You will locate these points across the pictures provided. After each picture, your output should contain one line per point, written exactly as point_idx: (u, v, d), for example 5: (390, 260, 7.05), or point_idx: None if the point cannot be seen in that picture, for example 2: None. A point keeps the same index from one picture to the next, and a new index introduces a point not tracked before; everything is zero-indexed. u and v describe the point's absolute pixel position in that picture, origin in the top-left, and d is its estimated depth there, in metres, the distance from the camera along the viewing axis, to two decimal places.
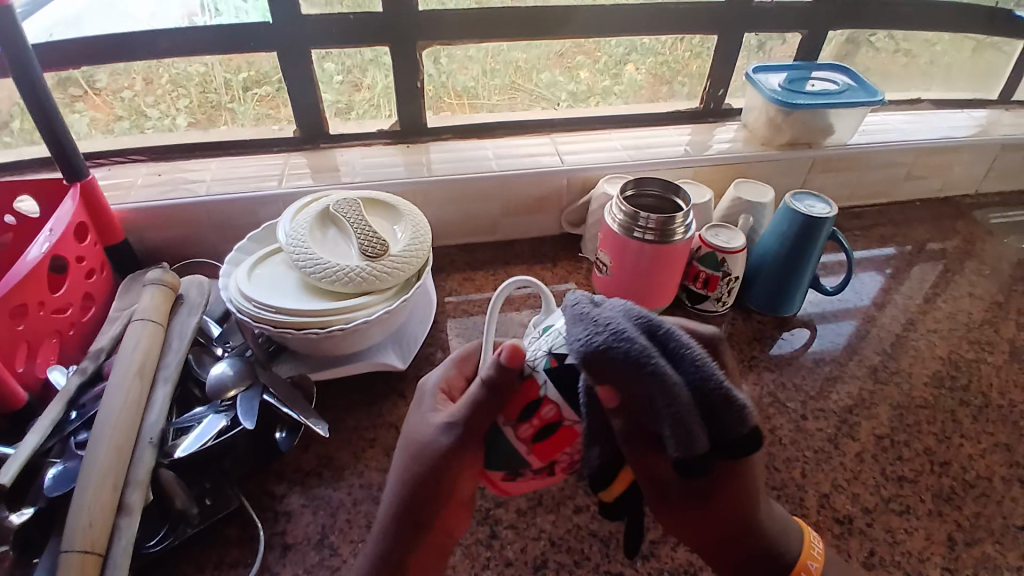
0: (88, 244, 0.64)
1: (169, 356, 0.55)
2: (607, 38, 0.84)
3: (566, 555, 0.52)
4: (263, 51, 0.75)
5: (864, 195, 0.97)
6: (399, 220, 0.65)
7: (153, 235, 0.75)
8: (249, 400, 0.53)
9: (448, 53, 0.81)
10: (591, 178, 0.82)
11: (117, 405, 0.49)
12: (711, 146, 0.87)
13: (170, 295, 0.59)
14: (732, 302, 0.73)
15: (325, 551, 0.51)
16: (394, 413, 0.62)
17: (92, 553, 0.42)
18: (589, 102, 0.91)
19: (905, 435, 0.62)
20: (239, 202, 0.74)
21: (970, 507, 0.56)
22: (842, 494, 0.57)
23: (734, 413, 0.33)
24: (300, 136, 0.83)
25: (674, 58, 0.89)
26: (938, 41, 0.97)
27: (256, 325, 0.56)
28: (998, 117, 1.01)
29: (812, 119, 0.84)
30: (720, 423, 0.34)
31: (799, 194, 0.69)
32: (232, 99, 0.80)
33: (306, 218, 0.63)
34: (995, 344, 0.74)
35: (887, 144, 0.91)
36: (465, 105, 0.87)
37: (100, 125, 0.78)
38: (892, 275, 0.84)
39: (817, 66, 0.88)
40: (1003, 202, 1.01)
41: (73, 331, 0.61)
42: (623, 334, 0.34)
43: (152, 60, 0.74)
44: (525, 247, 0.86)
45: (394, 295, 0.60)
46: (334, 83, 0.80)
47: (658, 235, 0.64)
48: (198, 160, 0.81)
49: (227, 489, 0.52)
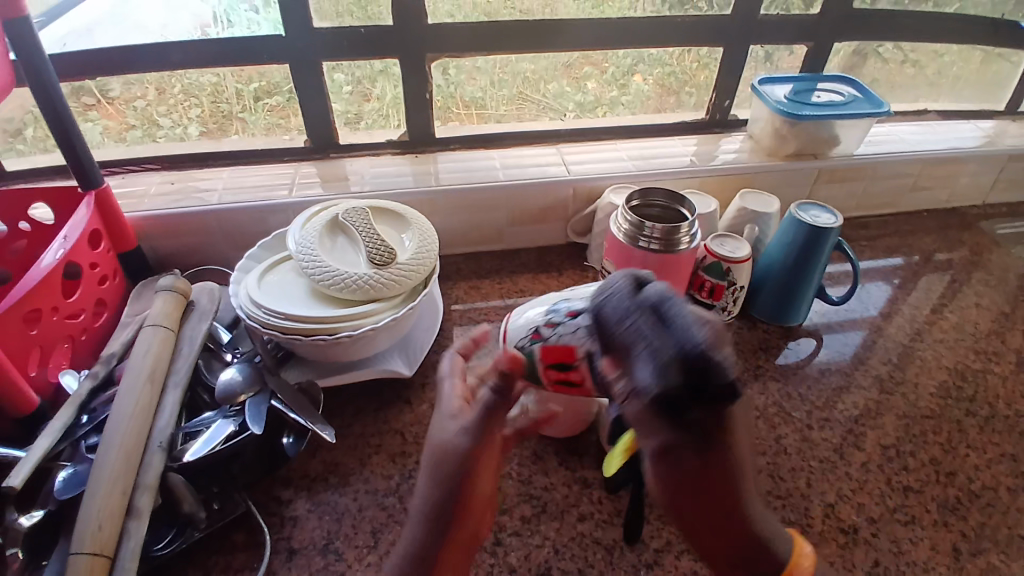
0: (101, 251, 0.65)
1: (179, 361, 0.56)
2: (614, 49, 0.85)
3: (570, 562, 0.52)
4: (274, 62, 0.77)
5: (870, 206, 0.97)
6: (407, 228, 0.66)
7: (164, 243, 0.76)
8: (256, 405, 0.54)
9: (456, 64, 0.82)
10: (596, 188, 0.83)
11: (127, 409, 0.50)
12: (717, 156, 0.88)
13: (181, 301, 0.60)
14: (737, 311, 0.74)
15: (330, 556, 0.51)
16: (400, 420, 0.62)
17: (100, 556, 0.43)
18: (596, 113, 0.92)
19: (910, 445, 0.62)
20: (249, 210, 0.75)
21: (976, 518, 0.56)
22: (847, 504, 0.56)
23: (717, 378, 0.31)
24: (310, 145, 0.84)
25: (681, 69, 0.90)
26: (946, 52, 0.97)
27: (264, 331, 0.57)
28: (1005, 128, 1.01)
29: (817, 129, 0.85)
30: (700, 384, 0.31)
31: (804, 204, 0.69)
32: (243, 109, 0.81)
33: (314, 226, 0.64)
34: (1002, 355, 0.74)
35: (894, 155, 0.91)
36: (472, 115, 0.88)
37: (113, 134, 0.80)
38: (899, 286, 0.84)
39: (823, 78, 0.89)
40: (1011, 212, 1.01)
41: (85, 336, 0.62)
42: (641, 302, 0.34)
43: (165, 71, 0.75)
44: (531, 256, 0.86)
45: (401, 302, 0.60)
46: (343, 93, 0.82)
47: (663, 244, 0.64)
48: (209, 169, 0.82)
49: (234, 494, 0.53)
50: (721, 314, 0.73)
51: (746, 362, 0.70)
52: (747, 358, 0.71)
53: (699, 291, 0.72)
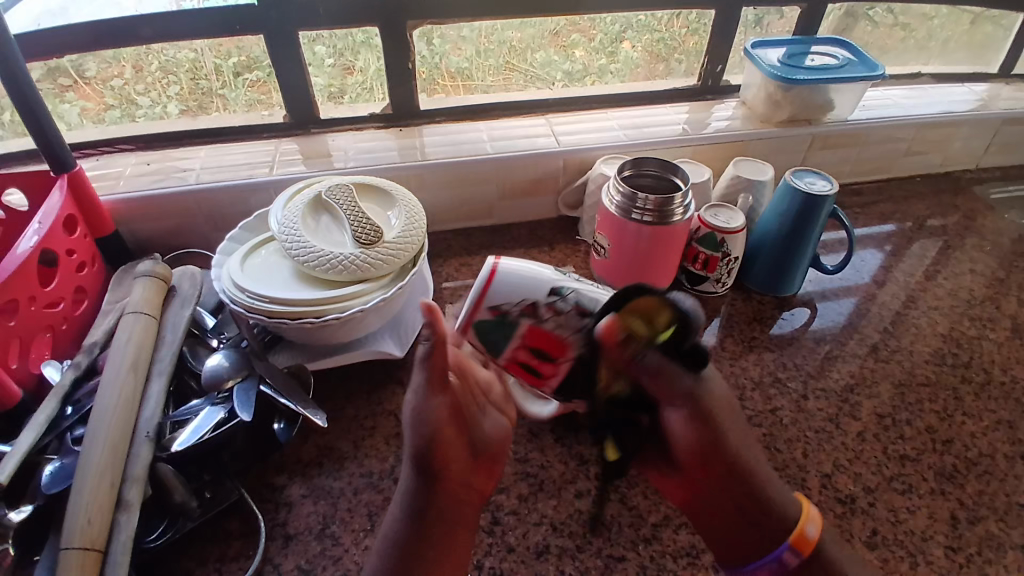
0: (77, 237, 0.63)
1: (162, 350, 0.54)
2: (604, 15, 0.82)
3: (568, 539, 0.51)
4: (249, 36, 0.74)
5: (865, 172, 0.96)
6: (393, 206, 0.64)
7: (143, 226, 0.74)
8: (245, 392, 0.53)
9: (441, 34, 0.79)
10: (587, 161, 0.81)
11: (111, 401, 0.48)
12: (708, 124, 0.86)
13: (161, 287, 0.58)
14: (731, 282, 0.73)
15: (326, 541, 0.51)
16: (393, 401, 0.61)
17: (92, 550, 0.42)
18: (585, 82, 0.89)
19: (906, 414, 0.62)
20: (229, 191, 0.73)
21: (973, 485, 0.56)
22: (844, 474, 0.56)
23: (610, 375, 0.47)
24: (289, 122, 0.81)
25: (670, 35, 0.88)
26: (935, 15, 0.95)
27: (250, 315, 0.56)
28: (999, 90, 1.00)
29: (811, 96, 0.83)
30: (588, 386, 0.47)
31: (799, 171, 0.68)
32: (223, 85, 0.78)
33: (297, 205, 0.62)
34: (997, 321, 0.74)
35: (888, 119, 0.90)
36: (458, 86, 0.85)
37: (92, 115, 0.77)
38: (892, 252, 0.84)
39: (816, 41, 0.86)
40: (1004, 176, 1.00)
41: (66, 325, 0.60)
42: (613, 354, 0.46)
43: (141, 47, 0.72)
44: (521, 231, 0.85)
45: (389, 282, 0.59)
46: (325, 66, 0.79)
47: (656, 216, 0.63)
48: (187, 149, 0.79)
49: (226, 482, 0.52)
50: (715, 286, 0.72)
51: (741, 333, 0.70)
52: (742, 330, 0.70)
53: (694, 263, 0.71)
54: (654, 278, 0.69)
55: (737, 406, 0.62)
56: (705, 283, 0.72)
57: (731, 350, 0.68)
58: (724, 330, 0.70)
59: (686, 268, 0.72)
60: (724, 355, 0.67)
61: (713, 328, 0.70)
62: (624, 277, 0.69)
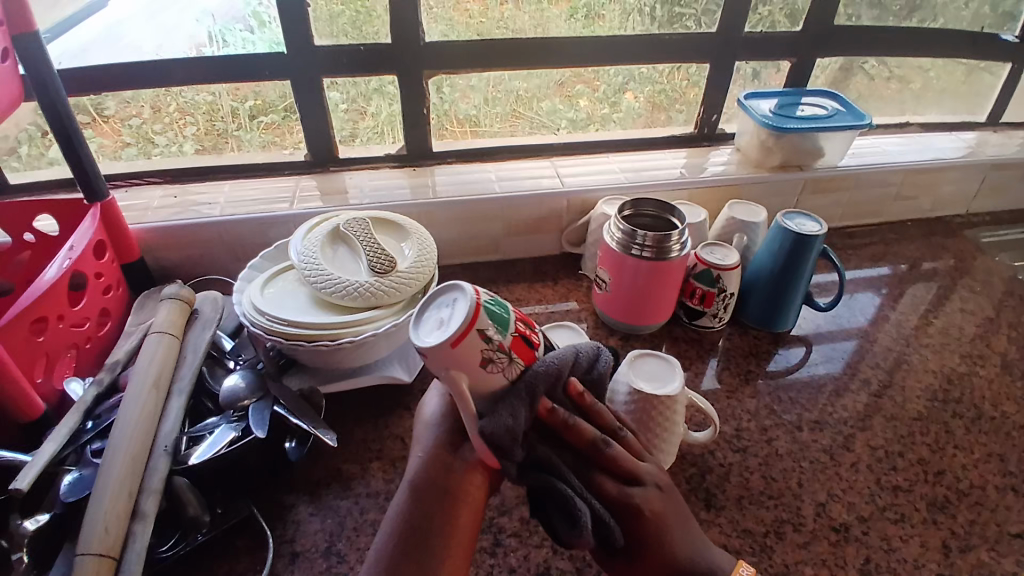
0: (105, 262, 0.67)
1: (183, 369, 0.57)
2: (606, 67, 0.88)
3: (569, 561, 0.53)
4: (273, 80, 0.79)
5: (857, 216, 1.00)
6: (406, 238, 0.67)
7: (166, 255, 0.77)
8: (260, 411, 0.55)
9: (451, 82, 0.85)
10: (589, 200, 0.85)
11: (132, 415, 0.51)
12: (705, 169, 0.91)
13: (185, 310, 0.61)
14: (727, 318, 0.76)
15: (332, 558, 0.52)
16: (400, 425, 0.63)
17: (108, 557, 0.44)
18: (589, 129, 0.95)
19: (898, 446, 0.64)
20: (250, 223, 0.77)
21: (965, 515, 0.57)
22: (837, 503, 0.58)
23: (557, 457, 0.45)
24: (308, 160, 0.86)
25: (671, 86, 0.93)
26: (931, 67, 1.01)
27: (267, 338, 0.58)
28: (987, 139, 1.05)
29: (800, 143, 0.88)
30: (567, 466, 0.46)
31: (789, 213, 0.72)
32: (239, 127, 0.83)
33: (316, 236, 0.66)
34: (988, 358, 0.76)
35: (878, 166, 0.94)
36: (467, 132, 0.91)
37: (108, 151, 0.81)
38: (886, 294, 0.86)
39: (806, 93, 0.92)
40: (994, 221, 1.04)
41: (90, 344, 0.63)
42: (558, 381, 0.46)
43: (161, 88, 0.77)
44: (526, 267, 0.88)
45: (400, 309, 0.62)
46: (341, 111, 0.84)
47: (655, 252, 0.66)
48: (210, 184, 0.84)
49: (238, 500, 0.54)
50: (712, 321, 0.75)
51: (737, 367, 0.72)
52: (738, 363, 0.73)
53: (690, 298, 0.74)
54: (653, 311, 0.72)
55: (734, 435, 0.64)
56: (702, 318, 0.75)
57: (728, 382, 0.70)
58: (720, 364, 0.72)
59: (683, 303, 0.76)
60: (721, 388, 0.69)
61: (711, 364, 0.72)
62: (625, 311, 0.72)
